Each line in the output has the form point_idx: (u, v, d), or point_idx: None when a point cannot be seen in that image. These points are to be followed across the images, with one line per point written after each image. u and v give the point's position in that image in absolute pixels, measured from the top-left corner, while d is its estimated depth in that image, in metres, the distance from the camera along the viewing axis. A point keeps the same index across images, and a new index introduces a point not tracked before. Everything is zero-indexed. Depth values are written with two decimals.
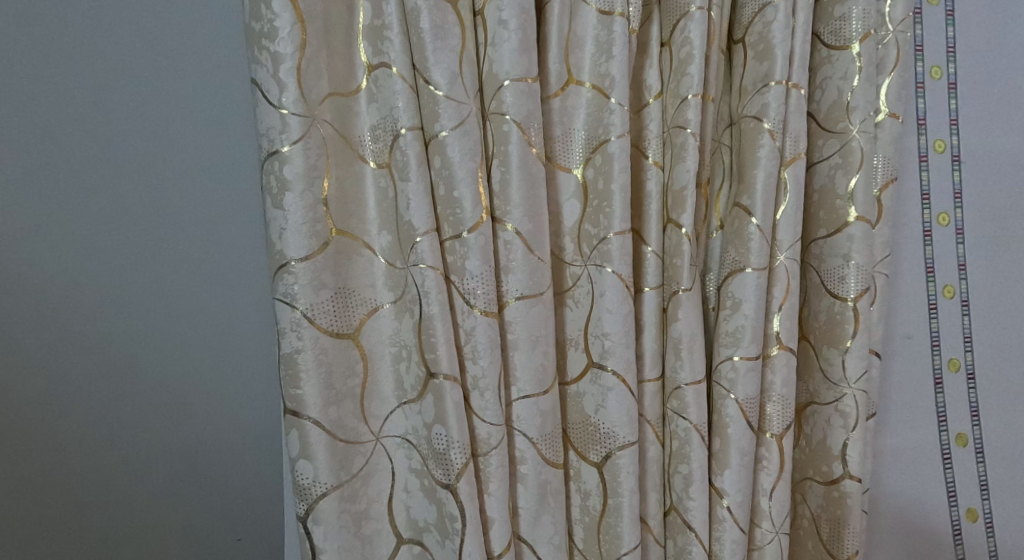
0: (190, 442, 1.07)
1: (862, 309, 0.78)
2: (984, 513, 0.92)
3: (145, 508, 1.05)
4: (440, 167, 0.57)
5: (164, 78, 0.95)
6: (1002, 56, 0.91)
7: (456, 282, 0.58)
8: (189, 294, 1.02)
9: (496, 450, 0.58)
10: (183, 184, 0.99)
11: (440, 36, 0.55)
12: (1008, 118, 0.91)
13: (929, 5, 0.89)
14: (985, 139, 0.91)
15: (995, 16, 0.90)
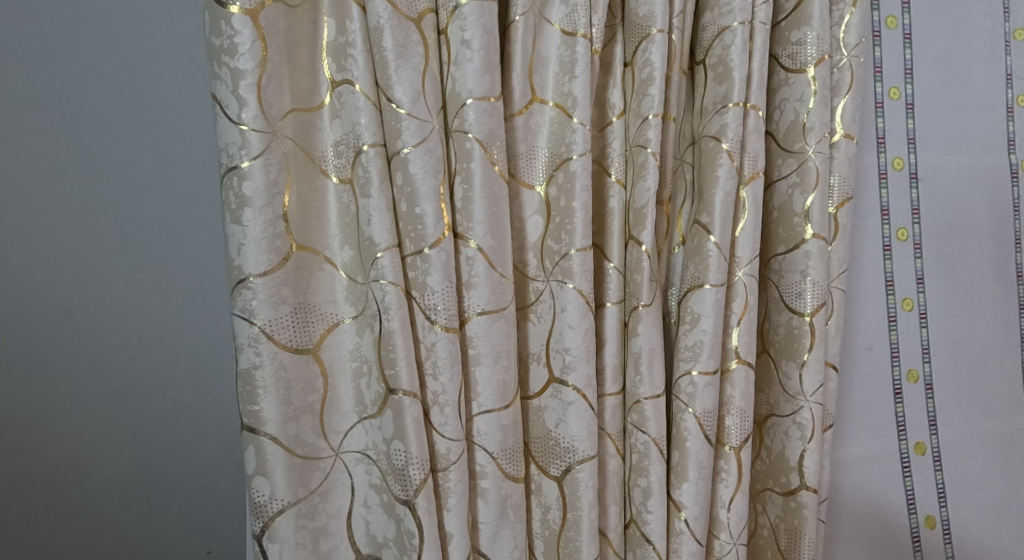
0: (152, 457, 1.00)
1: (818, 324, 0.80)
2: (942, 521, 0.96)
3: (131, 509, 1.00)
4: (402, 184, 0.57)
5: (133, 78, 0.91)
6: (949, 82, 0.96)
7: (417, 298, 0.58)
8: (161, 297, 0.97)
9: (455, 465, 0.58)
10: (146, 188, 0.94)
11: (403, 53, 0.56)
12: (955, 141, 0.96)
13: (888, 29, 0.93)
14: (936, 159, 0.95)
15: (943, 45, 0.95)
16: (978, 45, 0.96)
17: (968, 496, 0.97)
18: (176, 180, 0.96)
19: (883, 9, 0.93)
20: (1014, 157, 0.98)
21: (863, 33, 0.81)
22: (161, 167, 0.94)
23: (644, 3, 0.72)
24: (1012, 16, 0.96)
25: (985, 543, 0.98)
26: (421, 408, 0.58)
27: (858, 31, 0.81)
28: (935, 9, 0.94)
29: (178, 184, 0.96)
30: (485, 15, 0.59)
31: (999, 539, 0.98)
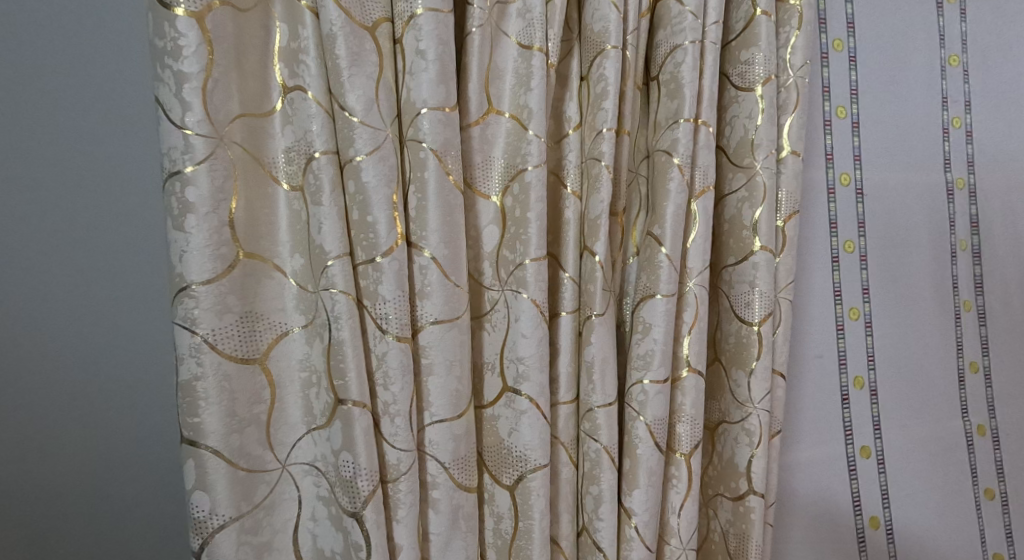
0: (109, 463, 0.89)
1: (766, 333, 0.82)
2: (884, 521, 1.00)
3: (91, 519, 0.89)
4: (354, 192, 0.57)
5: (74, 65, 0.83)
6: (890, 103, 1.00)
7: (369, 307, 0.58)
8: (106, 297, 0.87)
9: (405, 477, 0.58)
10: (87, 183, 0.85)
11: (357, 61, 0.56)
12: (896, 159, 1.00)
13: (835, 51, 0.97)
14: (880, 176, 1.00)
15: (884, 68, 1.00)
16: (917, 68, 1.01)
17: (906, 497, 1.01)
18: (124, 177, 0.86)
19: (831, 33, 0.97)
20: (949, 175, 1.03)
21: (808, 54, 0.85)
22: (106, 158, 0.85)
23: (598, 19, 0.73)
24: (946, 42, 1.03)
25: (922, 542, 1.02)
26: (371, 418, 0.57)
27: (804, 53, 0.84)
28: (877, 34, 0.99)
29: (126, 181, 0.86)
30: (440, 26, 0.59)
31: (936, 537, 1.02)
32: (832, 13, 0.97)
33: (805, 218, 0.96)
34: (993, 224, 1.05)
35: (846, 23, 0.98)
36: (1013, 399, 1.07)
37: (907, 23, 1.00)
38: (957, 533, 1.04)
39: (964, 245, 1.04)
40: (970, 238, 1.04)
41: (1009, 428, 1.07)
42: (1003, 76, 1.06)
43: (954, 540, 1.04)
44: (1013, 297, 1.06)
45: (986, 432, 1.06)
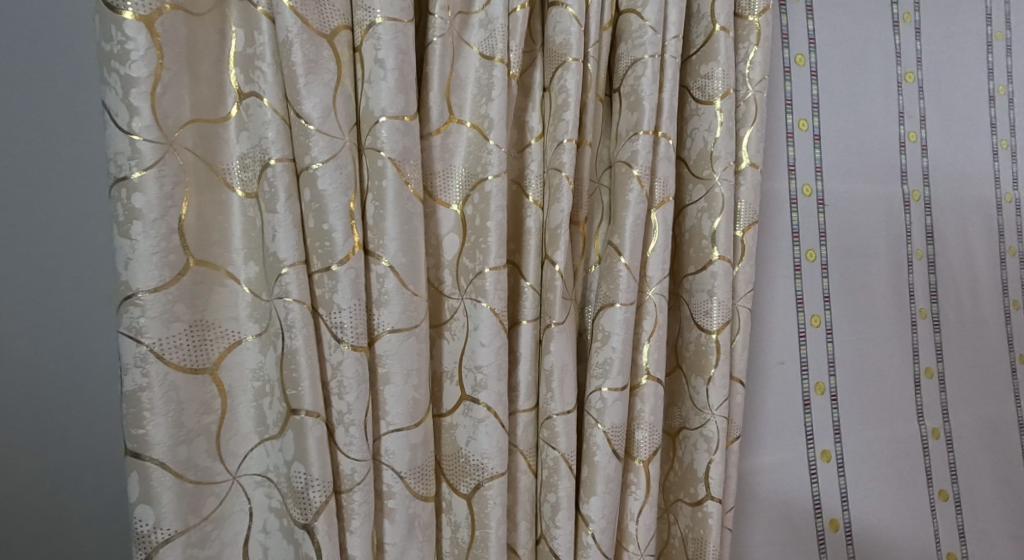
0: (71, 461, 0.85)
1: (724, 341, 0.84)
2: (844, 523, 1.02)
3: (48, 519, 0.84)
4: (310, 200, 0.56)
5: (27, 62, 0.79)
6: (848, 118, 1.04)
7: (324, 316, 0.57)
8: (63, 299, 0.83)
9: (360, 486, 0.57)
10: (39, 185, 0.81)
11: (313, 68, 0.56)
12: (852, 171, 1.04)
13: (796, 66, 1.00)
14: (841, 188, 1.03)
15: (840, 84, 1.03)
16: (875, 84, 1.05)
17: (861, 500, 1.04)
18: (78, 180, 0.83)
19: (793, 48, 1.00)
20: (906, 187, 1.08)
21: (766, 69, 0.87)
22: (60, 160, 0.82)
23: (560, 31, 0.74)
24: (903, 60, 1.08)
25: (878, 544, 1.05)
26: (326, 427, 0.57)
27: (761, 68, 0.87)
28: (837, 49, 1.03)
29: (81, 184, 0.83)
30: (400, 35, 0.59)
31: (892, 539, 1.06)
32: (795, 29, 0.99)
33: (766, 227, 0.98)
34: (946, 235, 1.11)
35: (807, 39, 1.00)
36: (963, 403, 1.13)
37: (864, 40, 1.04)
38: (911, 534, 1.07)
39: (920, 254, 1.09)
40: (926, 248, 1.09)
41: (960, 431, 1.12)
42: (953, 94, 1.12)
43: (909, 541, 1.07)
44: (964, 304, 1.12)
45: (939, 435, 1.11)
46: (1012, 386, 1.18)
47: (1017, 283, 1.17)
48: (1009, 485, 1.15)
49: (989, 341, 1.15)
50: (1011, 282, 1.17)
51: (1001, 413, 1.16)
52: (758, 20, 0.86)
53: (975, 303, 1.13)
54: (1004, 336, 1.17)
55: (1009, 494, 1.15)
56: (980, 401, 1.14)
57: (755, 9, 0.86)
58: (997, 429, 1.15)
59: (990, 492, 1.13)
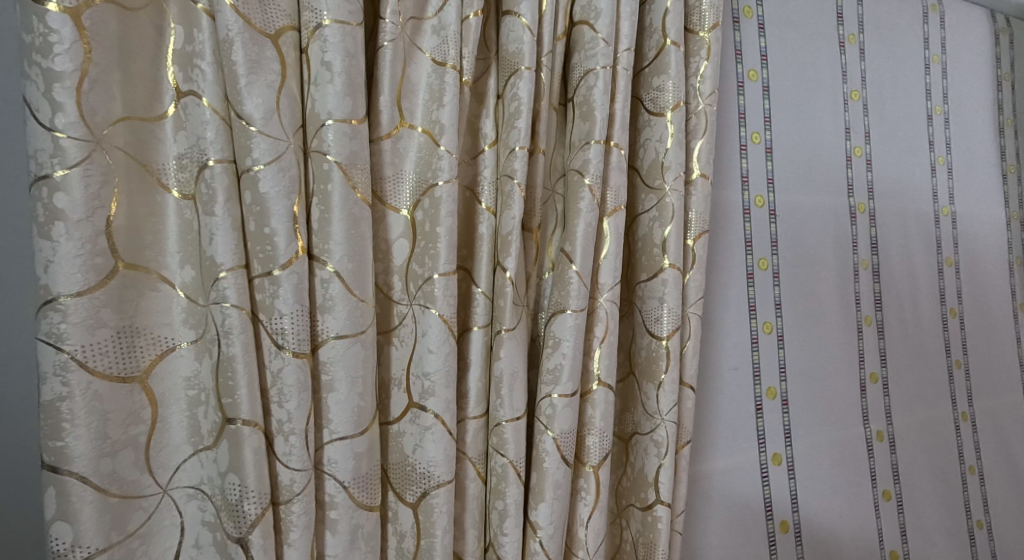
0: None
1: (673, 347, 0.85)
2: (793, 524, 1.04)
3: None
4: (251, 203, 0.55)
5: None
6: (796, 131, 1.07)
7: (264, 322, 0.56)
8: None
9: (299, 498, 0.55)
10: None
11: (255, 69, 0.54)
12: (800, 182, 1.07)
13: (750, 80, 1.02)
14: (790, 199, 1.06)
15: (789, 98, 1.06)
16: (823, 100, 1.09)
17: (809, 502, 1.06)
18: None
19: (747, 63, 1.02)
20: (853, 200, 1.12)
21: (716, 82, 0.89)
22: None
23: (513, 40, 0.75)
24: (849, 78, 1.12)
25: (825, 544, 1.07)
26: (264, 437, 0.55)
27: (712, 81, 0.89)
28: (789, 65, 1.06)
29: None
30: (347, 38, 0.58)
31: (839, 539, 1.08)
32: (748, 44, 1.02)
33: (719, 236, 1.00)
34: (889, 246, 1.16)
35: (759, 55, 1.03)
36: (904, 406, 1.17)
37: (814, 57, 1.08)
38: (856, 534, 1.10)
39: (866, 264, 1.13)
40: (870, 258, 1.14)
41: (902, 432, 1.16)
42: (895, 112, 1.17)
43: (854, 541, 1.10)
44: (906, 311, 1.17)
45: (884, 437, 1.15)
46: (950, 390, 1.23)
47: (953, 292, 1.24)
48: (946, 484, 1.20)
49: (929, 347, 1.20)
50: (948, 291, 1.23)
51: (940, 415, 1.21)
52: (708, 35, 0.88)
53: (915, 310, 1.19)
54: (942, 342, 1.22)
55: (947, 493, 1.20)
56: (921, 404, 1.19)
57: (705, 24, 0.88)
58: (936, 431, 1.20)
59: (928, 492, 1.18)
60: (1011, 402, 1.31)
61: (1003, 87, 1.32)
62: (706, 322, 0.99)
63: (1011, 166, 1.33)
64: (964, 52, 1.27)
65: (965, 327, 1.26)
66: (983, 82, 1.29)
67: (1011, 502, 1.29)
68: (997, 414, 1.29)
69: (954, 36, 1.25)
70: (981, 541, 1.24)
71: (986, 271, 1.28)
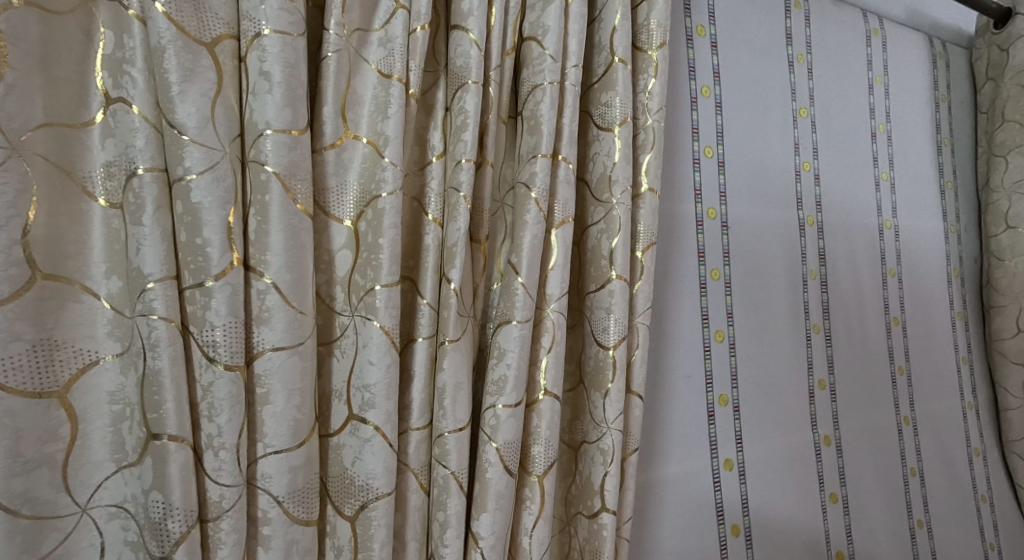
0: None
1: (620, 356, 0.86)
2: (744, 529, 1.06)
3: None
4: (182, 212, 0.53)
5: None
6: (745, 146, 1.10)
7: (194, 334, 0.54)
8: None
9: (228, 514, 0.54)
10: None
11: (189, 77, 0.54)
12: (751, 196, 1.10)
13: (703, 97, 1.05)
14: (742, 212, 1.09)
15: (738, 115, 1.09)
16: (772, 116, 1.13)
17: (760, 507, 1.08)
18: None
19: (699, 80, 1.05)
20: (803, 213, 1.16)
21: (664, 99, 0.91)
22: None
23: (460, 54, 0.76)
24: (798, 96, 1.17)
25: (775, 547, 1.09)
26: (192, 452, 0.54)
27: (659, 98, 0.91)
28: (739, 82, 1.09)
29: None
30: (287, 48, 0.58)
31: (787, 543, 1.10)
32: (700, 63, 1.05)
33: (673, 248, 1.02)
34: (836, 257, 1.20)
35: (712, 73, 1.06)
36: (850, 411, 1.22)
37: (763, 75, 1.12)
38: (804, 537, 1.12)
39: (814, 275, 1.17)
40: (819, 269, 1.18)
41: (848, 436, 1.21)
42: (840, 130, 1.23)
43: (803, 544, 1.12)
44: (852, 320, 1.22)
45: (831, 442, 1.19)
46: (893, 395, 1.28)
47: (896, 301, 1.29)
48: (889, 486, 1.25)
49: (874, 353, 1.25)
50: (892, 300, 1.29)
51: (883, 420, 1.26)
52: (656, 54, 0.90)
53: (861, 318, 1.24)
54: (886, 349, 1.28)
55: (890, 494, 1.25)
56: (865, 409, 1.23)
57: (653, 43, 0.90)
58: (881, 434, 1.25)
59: (871, 495, 1.22)
60: (949, 406, 1.37)
61: (940, 108, 1.41)
62: (658, 331, 1.01)
63: (948, 182, 1.41)
64: (902, 75, 1.34)
65: (907, 335, 1.31)
66: (921, 103, 1.37)
67: (952, 503, 1.34)
68: (936, 417, 1.35)
69: (895, 59, 1.33)
70: (922, 541, 1.29)
71: (925, 281, 1.35)
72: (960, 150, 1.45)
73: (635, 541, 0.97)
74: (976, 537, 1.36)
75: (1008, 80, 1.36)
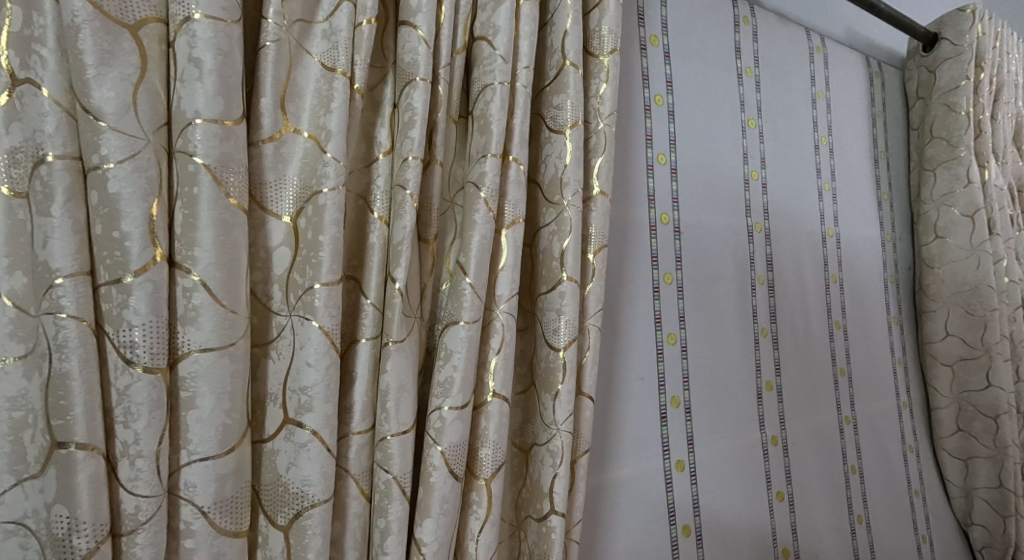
0: None
1: (570, 358, 0.85)
2: (695, 529, 1.06)
3: None
4: (98, 204, 0.51)
5: None
6: (697, 151, 1.11)
7: (110, 334, 0.51)
8: None
9: (145, 527, 0.51)
10: None
11: (108, 59, 0.51)
12: (702, 200, 1.11)
13: (656, 105, 1.06)
14: (694, 217, 1.10)
15: (690, 121, 1.10)
16: (722, 123, 1.15)
17: (709, 506, 1.09)
18: None
19: (653, 88, 1.06)
20: (750, 219, 1.18)
21: (615, 105, 0.91)
22: None
23: (408, 51, 0.74)
24: (746, 107, 1.19)
25: (724, 545, 1.09)
26: (104, 462, 0.51)
27: (611, 103, 0.91)
28: (691, 90, 1.10)
29: None
30: (220, 34, 0.55)
31: (736, 542, 1.11)
32: (654, 70, 1.06)
33: (626, 252, 1.02)
34: (783, 261, 1.23)
35: (665, 81, 1.07)
36: (796, 412, 1.24)
37: (713, 84, 1.14)
38: (751, 534, 1.13)
39: (762, 280, 1.19)
40: (767, 274, 1.20)
41: (794, 436, 1.23)
42: (786, 139, 1.26)
43: (751, 543, 1.13)
44: (797, 323, 1.25)
45: (778, 442, 1.20)
46: (836, 396, 1.31)
47: (838, 306, 1.33)
48: (832, 483, 1.28)
49: (818, 357, 1.28)
50: (834, 304, 1.32)
51: (827, 420, 1.29)
52: (607, 59, 0.90)
53: (806, 322, 1.26)
54: (829, 352, 1.30)
55: (833, 492, 1.28)
56: (809, 409, 1.26)
57: (605, 49, 0.90)
58: (824, 434, 1.28)
59: (814, 493, 1.24)
60: (887, 406, 1.42)
61: (877, 124, 1.46)
62: (612, 333, 1.00)
63: (884, 195, 1.47)
64: (844, 89, 1.39)
65: (848, 338, 1.35)
66: (860, 117, 1.42)
67: (889, 499, 1.38)
68: (876, 417, 1.39)
69: (836, 76, 1.37)
70: (861, 535, 1.31)
71: (866, 286, 1.39)
72: (895, 164, 1.51)
73: (585, 543, 0.96)
74: (914, 532, 1.41)
75: (936, 99, 1.46)
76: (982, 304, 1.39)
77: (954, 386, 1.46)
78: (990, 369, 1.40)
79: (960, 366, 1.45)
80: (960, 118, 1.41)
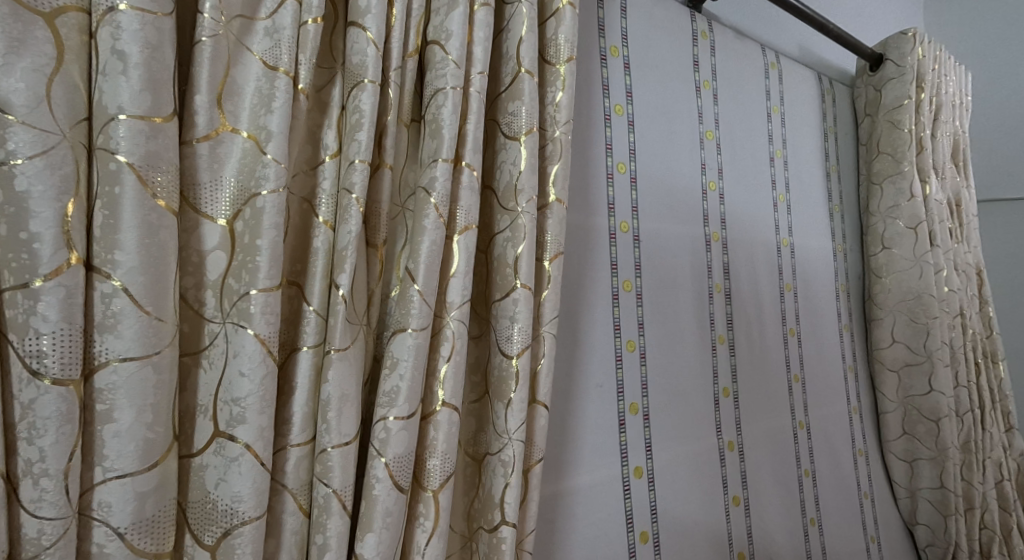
0: None
1: (523, 366, 0.84)
2: (652, 535, 1.05)
3: None
4: (3, 203, 0.47)
5: None
6: (654, 160, 1.11)
7: (14, 342, 0.48)
8: None
9: (48, 552, 0.48)
10: None
11: (17, 48, 0.48)
12: (661, 209, 1.12)
13: (616, 114, 1.06)
14: (653, 225, 1.10)
15: (648, 130, 1.11)
16: (680, 134, 1.16)
17: (665, 513, 1.08)
18: None
19: (613, 98, 1.06)
20: (708, 229, 1.19)
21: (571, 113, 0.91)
22: None
23: (356, 52, 0.72)
24: (704, 119, 1.20)
25: (680, 550, 1.09)
26: (4, 481, 0.47)
27: (568, 111, 0.90)
28: (650, 100, 1.11)
29: None
30: (146, 26, 0.52)
31: (693, 548, 1.11)
32: (614, 80, 1.06)
33: (586, 259, 1.01)
34: (738, 270, 1.24)
35: (625, 91, 1.07)
36: (752, 418, 1.25)
37: (672, 96, 1.15)
38: (707, 538, 1.13)
39: (719, 288, 1.20)
40: (724, 282, 1.21)
41: (750, 442, 1.24)
42: (741, 150, 1.27)
43: (707, 548, 1.13)
44: (753, 331, 1.26)
45: (735, 447, 1.21)
46: (790, 403, 1.33)
47: (792, 314, 1.35)
48: (786, 487, 1.29)
49: (772, 364, 1.30)
50: (789, 313, 1.34)
51: (780, 425, 1.30)
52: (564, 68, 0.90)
53: (761, 330, 1.28)
54: (783, 359, 1.32)
55: (786, 495, 1.29)
56: (764, 415, 1.28)
57: (561, 57, 0.90)
58: (778, 439, 1.30)
59: (767, 496, 1.25)
60: (838, 412, 1.44)
61: (829, 138, 1.50)
62: (571, 340, 1.00)
63: (836, 207, 1.50)
64: (797, 103, 1.42)
65: (802, 345, 1.37)
66: (813, 131, 1.46)
67: (840, 502, 1.40)
68: (827, 421, 1.42)
69: (790, 91, 1.40)
70: (813, 537, 1.33)
71: (818, 294, 1.42)
72: (846, 177, 1.54)
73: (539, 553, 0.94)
74: (863, 533, 1.43)
75: (882, 116, 1.51)
76: (925, 312, 1.45)
77: (900, 390, 1.50)
78: (932, 375, 1.45)
79: (905, 372, 1.50)
80: (903, 135, 1.48)
